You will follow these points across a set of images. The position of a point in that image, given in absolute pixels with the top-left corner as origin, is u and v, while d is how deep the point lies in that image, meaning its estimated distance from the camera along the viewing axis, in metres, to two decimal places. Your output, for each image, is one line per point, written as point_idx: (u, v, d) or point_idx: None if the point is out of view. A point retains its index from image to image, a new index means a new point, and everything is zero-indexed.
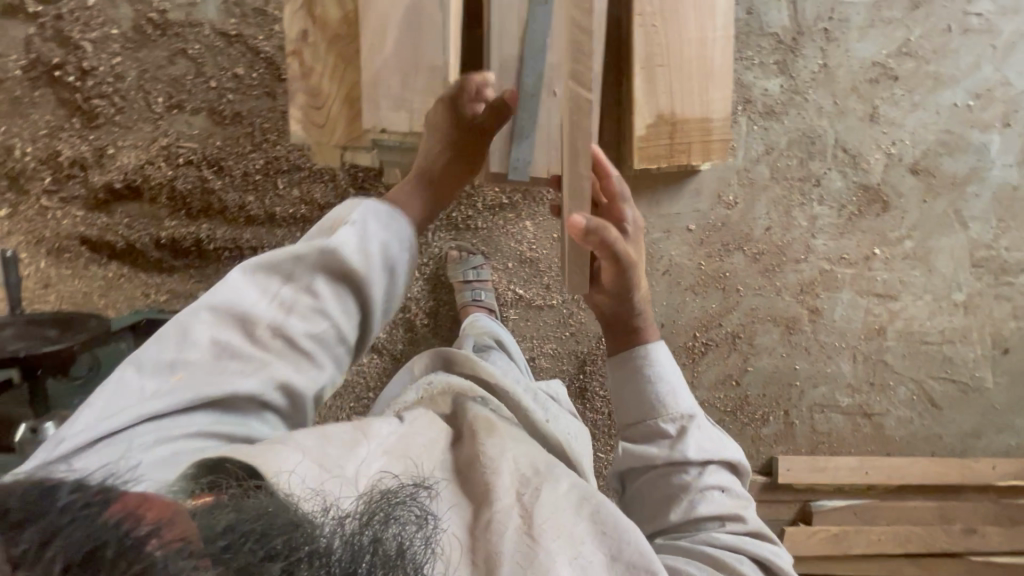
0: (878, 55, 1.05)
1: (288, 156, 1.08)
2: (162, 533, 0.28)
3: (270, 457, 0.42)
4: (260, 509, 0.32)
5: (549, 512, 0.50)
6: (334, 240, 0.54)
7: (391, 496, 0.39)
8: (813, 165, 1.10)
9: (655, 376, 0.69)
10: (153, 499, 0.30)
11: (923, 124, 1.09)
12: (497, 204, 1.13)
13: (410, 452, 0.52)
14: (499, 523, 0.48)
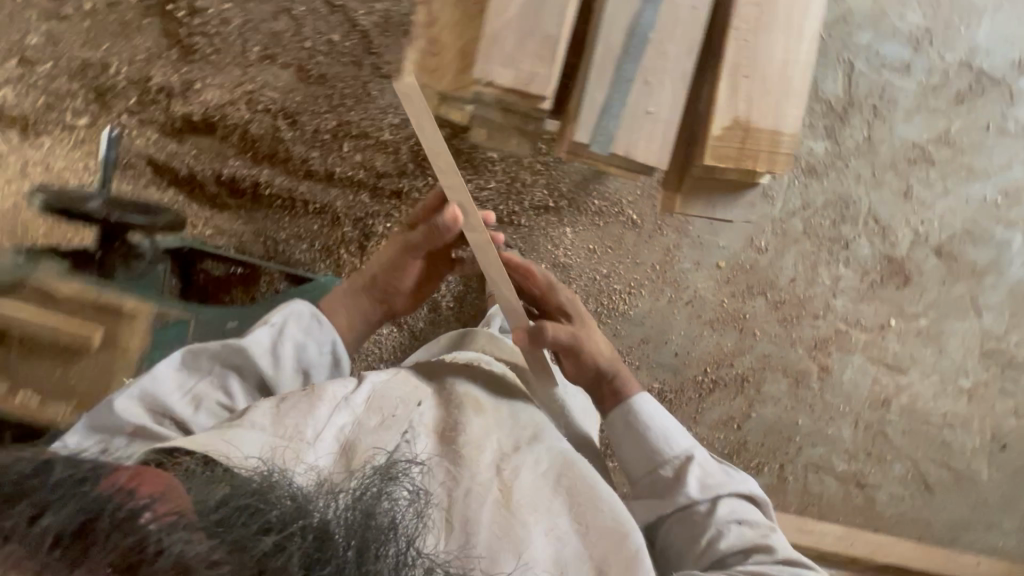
0: (918, 138, 1.14)
1: (359, 123, 1.14)
2: (156, 506, 0.42)
3: (231, 437, 0.59)
4: (256, 489, 0.46)
5: (524, 491, 0.66)
6: (246, 341, 0.76)
7: (384, 475, 0.54)
8: (844, 228, 1.17)
9: (649, 425, 0.79)
10: (144, 479, 0.44)
11: (952, 210, 1.16)
12: (542, 206, 1.17)
13: (386, 421, 0.68)
14: (479, 493, 0.63)
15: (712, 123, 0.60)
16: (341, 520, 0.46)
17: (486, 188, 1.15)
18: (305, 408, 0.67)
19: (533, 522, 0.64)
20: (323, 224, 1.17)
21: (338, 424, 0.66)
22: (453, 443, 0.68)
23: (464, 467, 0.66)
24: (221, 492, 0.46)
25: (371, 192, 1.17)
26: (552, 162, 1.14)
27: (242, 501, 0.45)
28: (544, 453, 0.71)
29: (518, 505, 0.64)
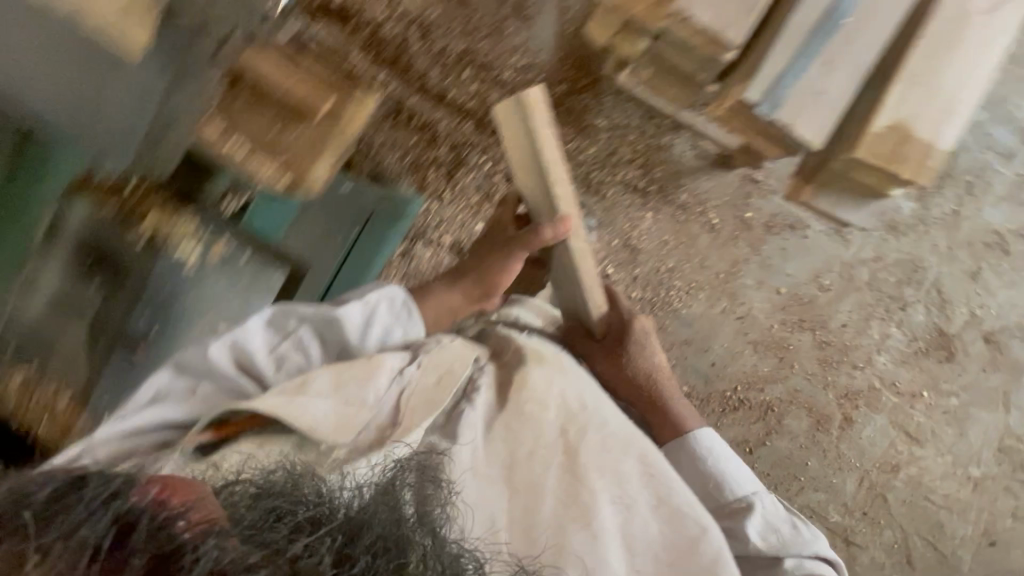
0: (1000, 226, 1.18)
1: (485, 56, 1.17)
2: (188, 514, 0.46)
3: (295, 409, 0.67)
4: (281, 484, 0.52)
5: (589, 454, 0.70)
6: (338, 312, 0.78)
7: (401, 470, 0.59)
8: (906, 289, 1.20)
9: (715, 463, 0.82)
10: (177, 487, 0.49)
11: (1011, 303, 1.20)
12: (632, 185, 1.19)
13: (442, 379, 0.74)
14: (544, 457, 0.70)
15: (877, 117, 0.63)
16: (372, 515, 0.50)
17: (585, 152, 1.18)
18: (366, 373, 0.72)
19: (597, 487, 0.69)
20: (419, 140, 1.18)
21: (397, 382, 0.72)
22: (519, 390, 0.73)
23: (528, 423, 0.71)
24: (249, 496, 0.50)
25: (476, 123, 1.18)
26: (653, 145, 1.18)
27: (270, 507, 0.49)
28: (599, 417, 0.73)
29: (580, 469, 0.69)
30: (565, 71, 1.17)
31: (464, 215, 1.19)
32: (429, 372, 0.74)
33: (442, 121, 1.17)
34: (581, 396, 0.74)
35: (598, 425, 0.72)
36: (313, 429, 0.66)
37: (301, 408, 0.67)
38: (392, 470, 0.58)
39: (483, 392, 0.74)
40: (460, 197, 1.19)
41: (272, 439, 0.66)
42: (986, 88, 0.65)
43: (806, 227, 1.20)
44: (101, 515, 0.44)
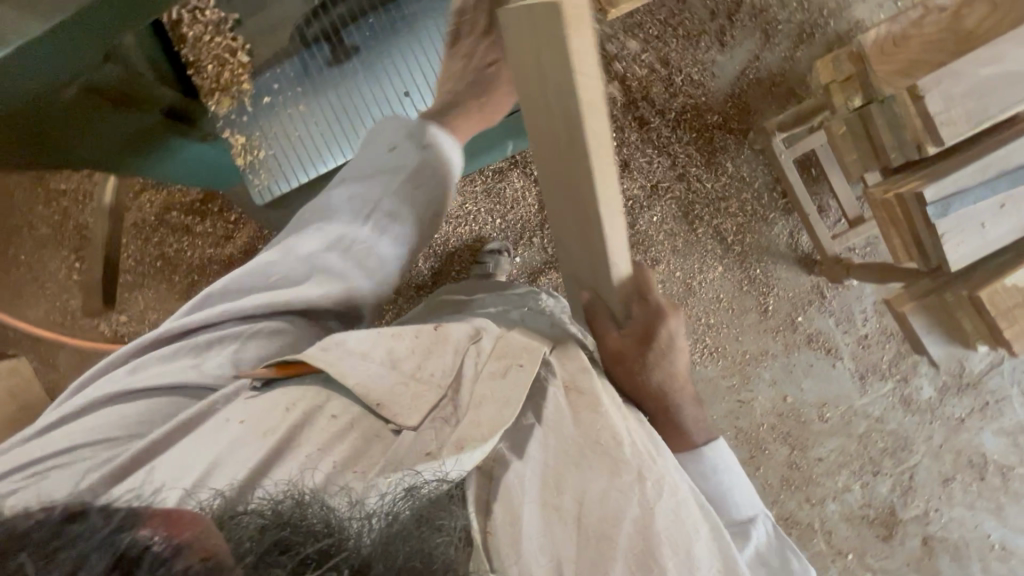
0: (990, 451, 1.24)
1: (670, 52, 1.18)
2: (191, 551, 0.30)
3: (364, 374, 0.53)
4: (276, 511, 0.36)
5: (668, 517, 0.51)
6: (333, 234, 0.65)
7: (420, 496, 0.43)
8: (886, 459, 1.25)
9: (715, 480, 0.64)
10: (177, 514, 0.32)
11: (961, 521, 1.25)
12: (725, 238, 1.23)
13: (507, 372, 0.56)
14: (615, 500, 0.50)
15: (1010, 274, 0.68)
16: (386, 549, 0.36)
17: (703, 184, 1.21)
18: (420, 353, 0.56)
19: (672, 569, 0.49)
20: None
21: (445, 362, 0.56)
22: (596, 411, 0.55)
23: (604, 454, 0.52)
24: (252, 526, 0.34)
25: (626, 101, 1.19)
26: (759, 213, 1.22)
27: (272, 536, 0.33)
28: (672, 468, 0.55)
29: (666, 530, 0.50)
30: (726, 107, 1.20)
31: None
32: (494, 364, 0.57)
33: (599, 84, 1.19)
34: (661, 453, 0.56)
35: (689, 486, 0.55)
36: (382, 405, 0.51)
37: (361, 376, 0.52)
38: (412, 492, 0.43)
39: (550, 407, 0.56)
40: None
41: (333, 400, 0.52)
42: None
43: (839, 358, 1.24)
44: (97, 533, 0.30)
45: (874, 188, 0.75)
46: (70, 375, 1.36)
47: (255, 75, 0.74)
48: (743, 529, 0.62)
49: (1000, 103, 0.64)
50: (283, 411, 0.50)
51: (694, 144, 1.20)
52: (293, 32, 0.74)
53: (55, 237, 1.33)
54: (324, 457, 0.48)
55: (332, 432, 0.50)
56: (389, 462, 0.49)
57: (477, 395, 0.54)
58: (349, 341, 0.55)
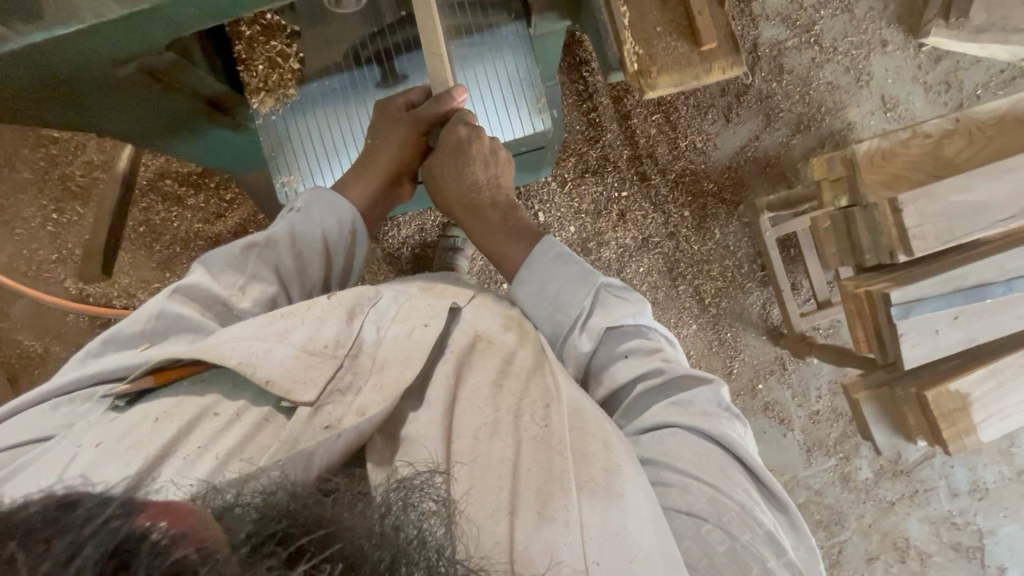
0: (913, 537, 1.32)
1: (679, 117, 1.25)
2: (183, 543, 0.30)
3: (259, 348, 0.57)
4: (271, 505, 0.35)
5: (567, 429, 0.56)
6: (274, 236, 0.69)
7: (409, 482, 0.43)
8: (819, 532, 1.31)
9: (557, 257, 0.73)
10: (170, 509, 0.32)
11: None
12: (701, 296, 1.29)
13: (412, 333, 0.62)
14: (509, 432, 0.55)
15: (954, 380, 0.75)
16: (380, 532, 0.36)
17: (690, 246, 1.28)
18: (312, 323, 0.60)
19: (572, 472, 0.53)
20: (582, 132, 1.25)
21: (342, 326, 0.61)
22: (506, 377, 0.61)
23: (514, 400, 0.58)
24: (248, 519, 0.33)
25: (632, 156, 1.26)
26: (738, 280, 1.29)
27: (267, 528, 0.33)
28: (561, 383, 0.61)
29: (567, 438, 0.56)
30: (722, 177, 1.28)
31: (567, 213, 1.26)
32: (399, 328, 0.63)
33: (608, 135, 1.25)
34: (576, 400, 0.60)
35: (564, 380, 0.62)
36: (270, 382, 0.55)
37: (244, 355, 0.56)
38: (403, 483, 0.43)
39: (455, 373, 0.60)
40: (576, 197, 1.26)
41: (226, 399, 0.56)
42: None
43: (790, 428, 1.31)
44: (88, 526, 0.30)
45: (846, 282, 0.81)
46: (22, 328, 1.30)
47: (303, 84, 0.77)
48: (574, 315, 0.69)
49: (966, 227, 0.72)
50: (152, 422, 0.53)
51: (689, 207, 1.27)
52: (350, 52, 0.77)
53: (35, 184, 1.28)
54: (206, 456, 0.51)
55: (218, 427, 0.53)
56: (284, 443, 0.51)
57: (379, 362, 0.60)
58: (234, 329, 0.59)
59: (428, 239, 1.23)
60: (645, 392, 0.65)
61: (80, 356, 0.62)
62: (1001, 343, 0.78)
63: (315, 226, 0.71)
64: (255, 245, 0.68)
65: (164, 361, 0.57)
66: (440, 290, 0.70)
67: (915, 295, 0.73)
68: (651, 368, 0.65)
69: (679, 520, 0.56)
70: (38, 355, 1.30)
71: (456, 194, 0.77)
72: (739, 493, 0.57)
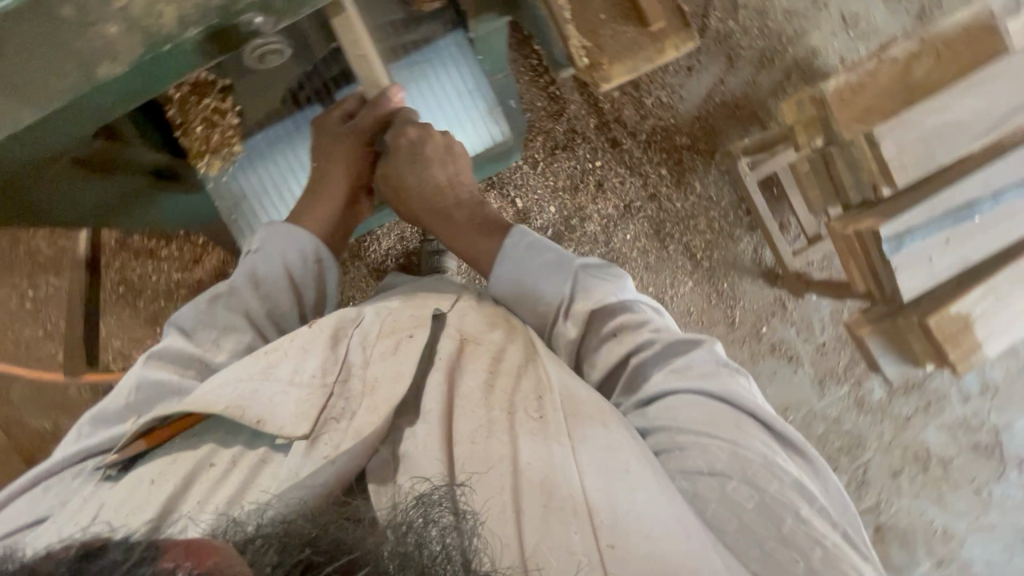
0: (932, 446, 1.35)
1: (640, 75, 1.22)
2: None
3: (247, 393, 0.56)
4: (298, 534, 0.38)
5: (568, 416, 0.56)
6: (237, 281, 0.67)
7: (428, 497, 0.44)
8: (842, 457, 1.34)
9: (530, 243, 0.71)
10: (196, 547, 0.34)
11: (907, 510, 1.36)
12: (692, 252, 1.28)
13: (399, 346, 0.61)
14: (507, 429, 0.55)
15: (953, 304, 0.75)
16: (403, 553, 0.38)
17: (672, 203, 1.26)
18: (298, 356, 0.59)
19: (581, 457, 0.53)
20: (545, 108, 1.21)
21: (328, 355, 0.59)
22: (498, 371, 0.60)
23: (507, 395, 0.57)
24: (272, 551, 0.36)
25: (599, 123, 1.22)
26: (725, 230, 1.28)
27: (293, 558, 0.36)
28: (551, 371, 0.60)
29: (563, 423, 0.55)
30: (694, 128, 1.25)
31: (544, 193, 1.23)
32: (388, 343, 0.61)
33: (572, 105, 1.21)
34: (567, 384, 0.59)
35: (558, 371, 0.60)
36: (261, 421, 0.54)
37: (232, 400, 0.55)
38: (423, 498, 0.44)
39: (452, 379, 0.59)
40: (550, 175, 1.23)
41: (221, 448, 0.55)
42: None
43: (800, 364, 1.32)
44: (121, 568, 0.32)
45: (835, 223, 0.79)
46: (27, 409, 1.29)
47: (247, 137, 0.77)
48: (556, 303, 0.67)
49: (938, 150, 0.72)
50: (148, 483, 0.52)
51: (665, 165, 1.25)
52: (288, 95, 0.75)
53: (5, 263, 1.25)
54: (204, 507, 0.50)
55: (216, 478, 0.52)
56: (282, 480, 0.50)
57: (373, 381, 0.58)
58: (218, 377, 0.58)
59: (410, 247, 1.21)
60: (641, 364, 0.64)
61: (70, 436, 0.62)
62: (995, 258, 0.77)
63: (276, 261, 0.69)
64: (219, 296, 0.67)
65: (151, 422, 0.56)
66: (419, 294, 0.69)
67: (905, 226, 0.72)
68: (641, 341, 0.64)
69: (703, 482, 0.55)
70: (49, 433, 1.29)
71: (417, 199, 0.76)
72: (758, 443, 0.57)
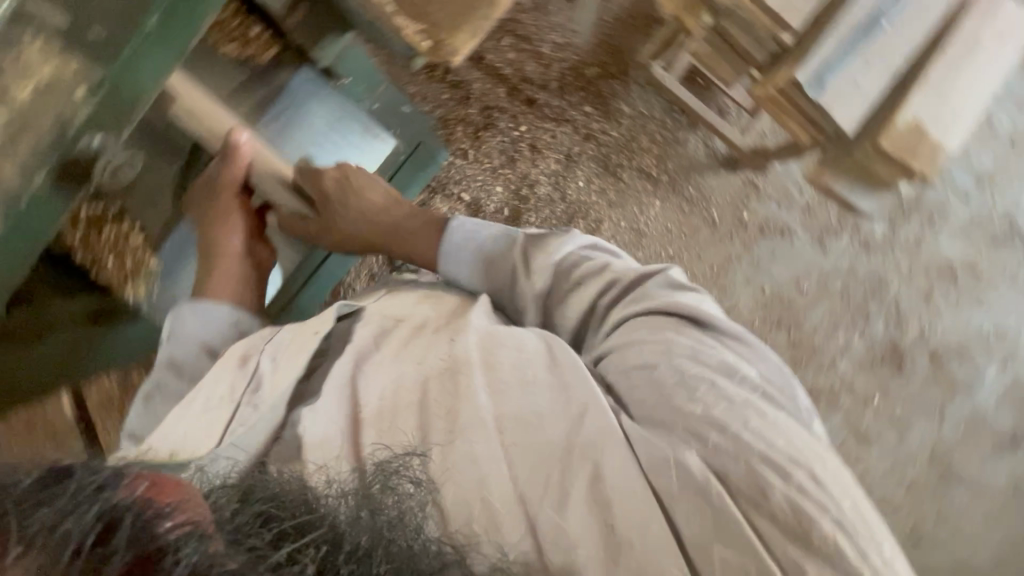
0: (952, 257, 1.33)
1: (526, 27, 1.21)
2: (174, 517, 0.36)
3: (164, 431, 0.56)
4: (265, 491, 0.42)
5: (483, 347, 0.62)
6: (159, 367, 0.67)
7: (388, 466, 0.49)
8: (870, 303, 1.32)
9: (470, 230, 0.80)
10: (163, 485, 0.39)
11: (954, 326, 1.34)
12: (648, 172, 1.27)
13: (302, 341, 0.65)
14: (439, 379, 0.60)
15: (900, 116, 0.73)
16: (356, 523, 0.42)
17: (608, 134, 1.25)
18: (207, 385, 0.60)
19: (497, 379, 0.59)
20: (452, 96, 1.20)
21: (237, 376, 0.61)
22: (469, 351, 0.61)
23: (455, 359, 0.61)
24: (236, 497, 0.41)
25: (508, 90, 1.21)
26: (669, 139, 1.26)
27: (257, 509, 0.40)
28: (474, 319, 0.66)
29: (480, 357, 0.60)
30: (599, 55, 1.23)
31: (485, 176, 1.23)
32: (289, 333, 0.66)
33: (476, 83, 1.20)
34: (484, 330, 0.64)
35: (480, 318, 0.67)
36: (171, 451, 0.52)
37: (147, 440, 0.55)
38: (379, 467, 0.49)
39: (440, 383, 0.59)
40: (483, 157, 1.22)
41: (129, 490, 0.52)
42: (981, 109, 0.76)
43: (794, 234, 1.30)
44: (81, 491, 0.35)
45: (755, 88, 0.78)
46: None
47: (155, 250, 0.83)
48: (511, 272, 0.75)
49: None
50: None
51: (586, 101, 1.23)
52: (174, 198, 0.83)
53: None
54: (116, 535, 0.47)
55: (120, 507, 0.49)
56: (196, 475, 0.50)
57: (377, 417, 0.57)
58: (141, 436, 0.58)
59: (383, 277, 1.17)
60: (609, 302, 0.68)
61: None
62: (920, 57, 0.76)
63: (192, 342, 0.69)
64: (152, 394, 0.66)
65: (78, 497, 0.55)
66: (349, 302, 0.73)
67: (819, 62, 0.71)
68: (600, 280, 0.70)
69: (632, 377, 0.60)
70: None
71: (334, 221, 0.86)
72: (685, 335, 0.61)
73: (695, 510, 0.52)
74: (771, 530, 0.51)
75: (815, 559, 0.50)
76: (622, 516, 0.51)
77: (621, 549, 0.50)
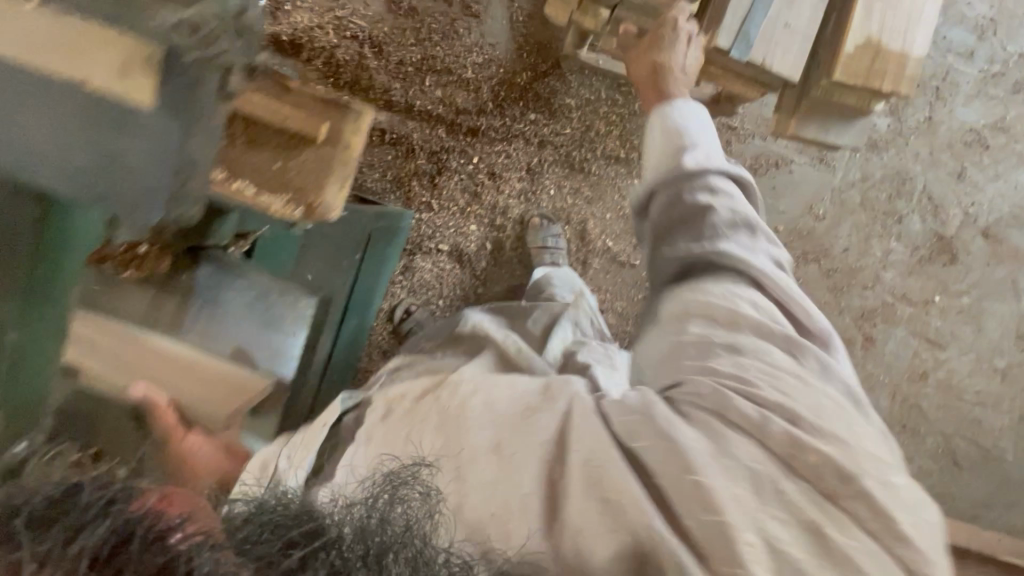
0: (975, 122, 1.19)
1: (442, 57, 1.14)
2: (187, 526, 0.39)
3: None
4: (275, 506, 0.44)
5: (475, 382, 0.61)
6: None
7: (394, 478, 0.49)
8: (898, 203, 1.21)
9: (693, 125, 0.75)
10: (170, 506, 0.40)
11: (1000, 194, 1.21)
12: (614, 155, 1.21)
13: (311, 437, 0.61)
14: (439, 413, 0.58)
15: (846, 41, 0.68)
16: (364, 532, 0.43)
17: (562, 133, 1.19)
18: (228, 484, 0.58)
19: (503, 402, 0.58)
20: (396, 154, 1.17)
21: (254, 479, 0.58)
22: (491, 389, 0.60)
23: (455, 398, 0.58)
24: (242, 516, 0.43)
25: (448, 127, 1.17)
26: (625, 114, 1.21)
27: (268, 521, 0.42)
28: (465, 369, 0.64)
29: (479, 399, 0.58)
30: (524, 58, 1.16)
31: (456, 219, 1.20)
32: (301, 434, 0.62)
33: (415, 133, 1.16)
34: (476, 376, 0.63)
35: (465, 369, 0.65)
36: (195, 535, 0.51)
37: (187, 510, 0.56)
38: (385, 476, 0.49)
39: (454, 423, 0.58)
40: (448, 202, 1.19)
41: None
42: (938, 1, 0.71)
43: (790, 161, 1.20)
44: (91, 507, 0.36)
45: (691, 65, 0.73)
46: None
47: None
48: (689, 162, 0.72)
49: None
50: None
51: (528, 108, 1.18)
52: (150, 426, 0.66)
53: None
54: None
55: None
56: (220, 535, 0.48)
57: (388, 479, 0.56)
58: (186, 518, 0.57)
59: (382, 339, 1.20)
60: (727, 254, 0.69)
61: None
62: None
63: None
64: None
65: None
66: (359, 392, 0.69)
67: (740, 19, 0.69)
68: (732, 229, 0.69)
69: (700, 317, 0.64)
70: None
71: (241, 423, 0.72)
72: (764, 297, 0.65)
73: (669, 453, 0.52)
74: (811, 513, 0.50)
75: (806, 493, 0.51)
76: (643, 512, 0.49)
77: (620, 517, 0.49)
